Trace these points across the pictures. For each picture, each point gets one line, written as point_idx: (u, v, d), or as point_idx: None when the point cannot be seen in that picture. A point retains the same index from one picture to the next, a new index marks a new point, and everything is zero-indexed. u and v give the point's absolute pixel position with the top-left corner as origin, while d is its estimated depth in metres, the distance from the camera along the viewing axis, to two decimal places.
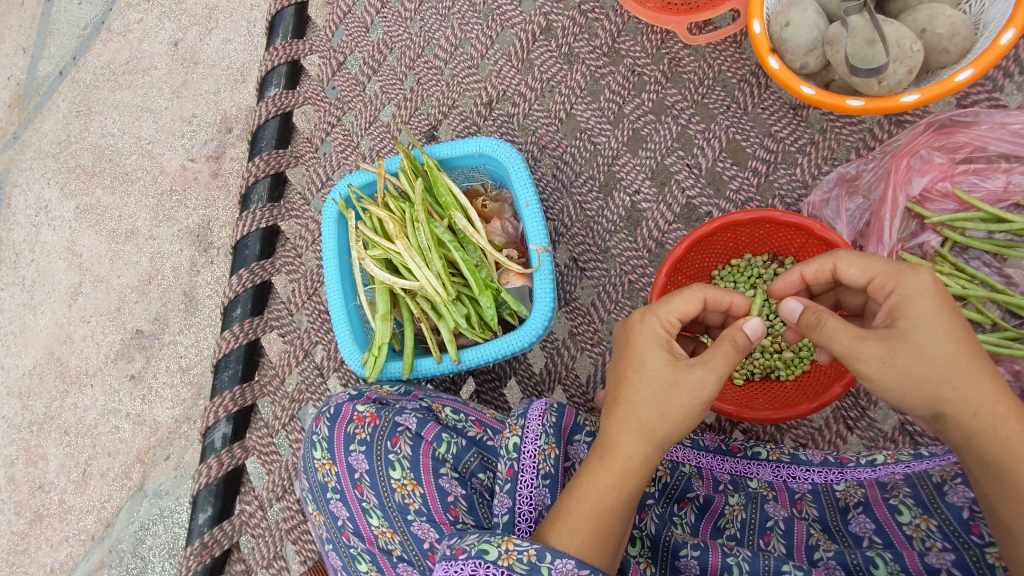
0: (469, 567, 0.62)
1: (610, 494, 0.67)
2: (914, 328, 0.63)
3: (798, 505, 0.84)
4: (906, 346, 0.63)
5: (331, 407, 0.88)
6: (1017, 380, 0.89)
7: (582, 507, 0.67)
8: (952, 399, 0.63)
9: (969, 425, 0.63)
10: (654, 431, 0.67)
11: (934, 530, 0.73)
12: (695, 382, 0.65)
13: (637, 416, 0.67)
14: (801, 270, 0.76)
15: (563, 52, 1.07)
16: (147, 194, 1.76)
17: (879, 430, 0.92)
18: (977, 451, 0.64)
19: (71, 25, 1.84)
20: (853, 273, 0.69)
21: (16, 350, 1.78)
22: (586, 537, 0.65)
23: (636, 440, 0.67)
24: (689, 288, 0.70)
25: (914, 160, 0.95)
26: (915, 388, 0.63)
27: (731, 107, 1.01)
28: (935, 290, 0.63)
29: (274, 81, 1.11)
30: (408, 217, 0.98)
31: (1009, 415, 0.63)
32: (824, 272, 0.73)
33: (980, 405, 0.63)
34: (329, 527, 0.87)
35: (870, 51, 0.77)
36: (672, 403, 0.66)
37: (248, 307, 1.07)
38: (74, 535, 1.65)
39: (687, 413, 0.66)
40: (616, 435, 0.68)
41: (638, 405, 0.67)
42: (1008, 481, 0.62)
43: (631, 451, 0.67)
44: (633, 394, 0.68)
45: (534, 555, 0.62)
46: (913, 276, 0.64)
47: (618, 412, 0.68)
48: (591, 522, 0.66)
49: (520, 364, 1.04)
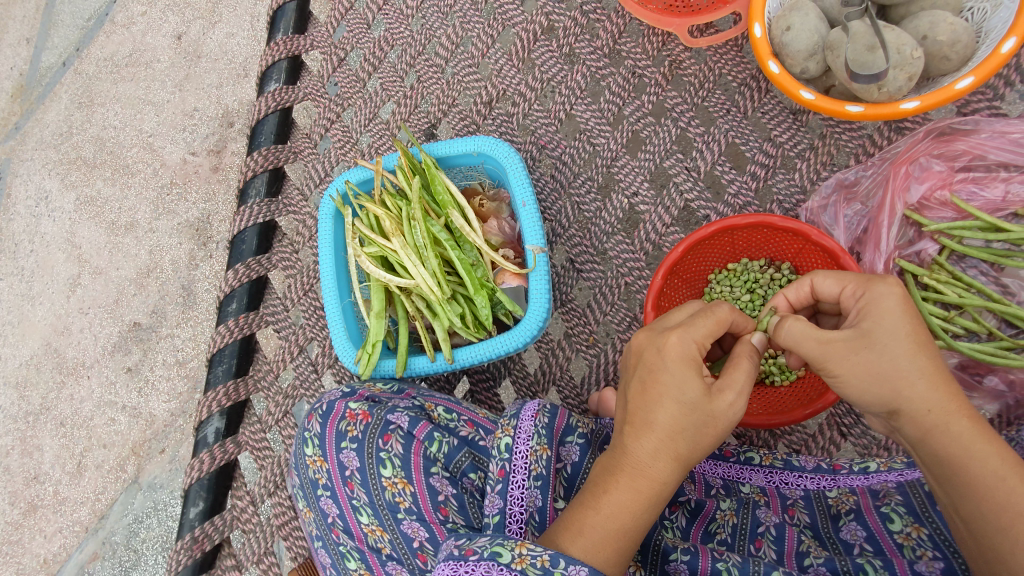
0: (481, 567, 0.62)
1: (645, 517, 0.67)
2: (878, 328, 0.64)
3: (789, 511, 0.83)
4: (872, 344, 0.64)
5: (324, 404, 0.88)
6: (1011, 391, 0.89)
7: (620, 531, 0.66)
8: (908, 396, 0.63)
9: (924, 422, 0.64)
10: (689, 456, 0.67)
11: (925, 538, 0.74)
12: (733, 407, 0.67)
13: (677, 443, 0.67)
14: (784, 294, 0.77)
15: (563, 52, 1.07)
16: (147, 187, 1.75)
17: (873, 437, 0.92)
18: (933, 448, 0.64)
19: (75, 16, 1.84)
20: (828, 285, 0.71)
21: (14, 340, 1.78)
22: (613, 555, 0.65)
23: (675, 467, 0.67)
24: (713, 312, 0.70)
25: (912, 167, 0.94)
26: (877, 384, 0.64)
27: (731, 110, 1.01)
28: (901, 296, 0.64)
29: (274, 76, 1.11)
30: (405, 215, 0.97)
31: (961, 413, 0.63)
32: (803, 295, 0.75)
33: (934, 401, 0.63)
34: (318, 524, 0.87)
35: (870, 57, 0.76)
36: (710, 429, 0.67)
37: (244, 302, 1.06)
38: (67, 527, 1.65)
39: (719, 435, 0.68)
40: (644, 455, 0.67)
41: (678, 432, 0.67)
42: (964, 476, 0.63)
43: (665, 475, 0.67)
44: (669, 421, 0.67)
45: (548, 560, 0.62)
46: (880, 283, 0.66)
47: (652, 437, 0.67)
48: (626, 543, 0.66)
49: (514, 365, 1.03)
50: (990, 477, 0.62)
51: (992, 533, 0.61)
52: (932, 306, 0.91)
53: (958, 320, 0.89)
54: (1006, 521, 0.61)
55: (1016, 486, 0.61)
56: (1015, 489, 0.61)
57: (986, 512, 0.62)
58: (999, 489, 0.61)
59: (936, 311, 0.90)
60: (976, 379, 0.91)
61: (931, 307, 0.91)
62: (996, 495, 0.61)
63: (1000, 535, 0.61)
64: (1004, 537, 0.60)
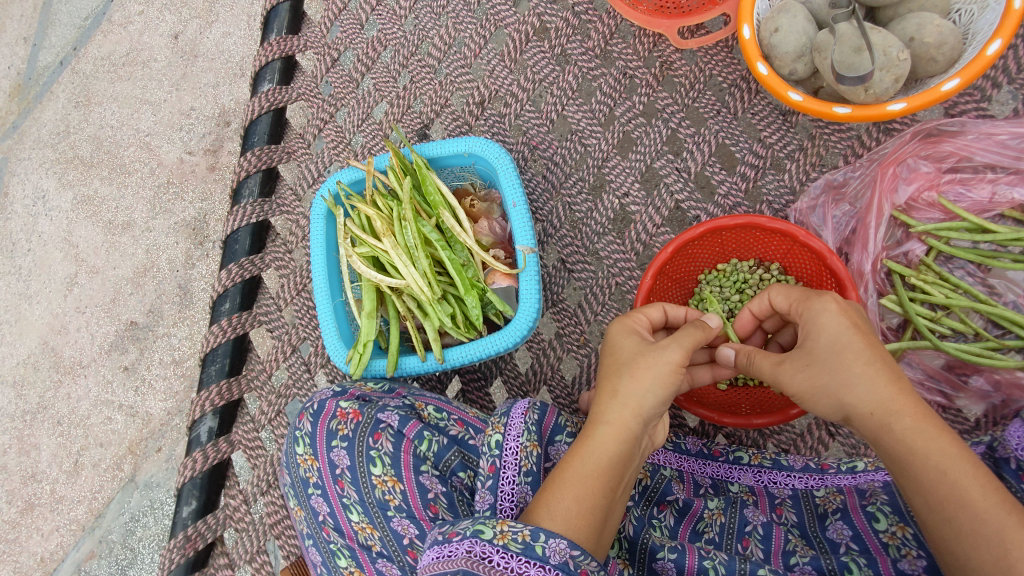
0: (464, 546, 0.62)
1: (589, 460, 0.69)
2: (819, 345, 0.68)
3: (777, 510, 0.84)
4: (814, 362, 0.68)
5: (315, 403, 0.89)
6: (997, 391, 0.90)
7: (557, 483, 0.68)
8: (852, 400, 0.65)
9: (871, 425, 0.65)
10: (626, 395, 0.71)
11: (910, 538, 0.74)
12: (662, 349, 0.71)
13: (612, 385, 0.72)
14: (748, 308, 0.85)
15: (555, 52, 1.07)
16: (143, 186, 1.76)
17: (861, 438, 0.92)
18: (885, 448, 0.64)
19: (72, 16, 1.84)
20: (781, 302, 0.77)
21: (10, 340, 1.79)
22: (571, 506, 0.66)
23: (611, 405, 0.71)
24: (653, 304, 0.82)
25: (900, 168, 0.95)
26: (823, 396, 0.67)
27: (722, 111, 1.01)
28: (837, 309, 0.68)
29: (268, 76, 1.11)
30: (395, 215, 0.98)
31: (904, 413, 0.63)
32: (764, 307, 0.81)
33: (874, 403, 0.64)
34: (309, 522, 0.87)
35: (856, 58, 0.76)
36: (640, 368, 0.71)
37: (237, 301, 1.07)
38: (64, 526, 1.66)
39: (656, 373, 0.70)
40: (599, 405, 0.72)
41: (614, 377, 0.73)
42: (912, 475, 0.62)
43: (612, 417, 0.70)
44: (615, 377, 0.73)
45: (528, 534, 0.62)
46: (818, 301, 0.70)
47: (604, 392, 0.73)
48: (570, 490, 0.67)
49: (506, 365, 1.04)
50: (933, 473, 0.61)
51: (938, 527, 0.61)
52: (919, 306, 0.92)
53: (944, 320, 0.90)
54: (950, 515, 0.60)
55: (959, 481, 0.60)
56: (956, 481, 0.60)
57: (931, 505, 0.61)
58: (942, 486, 0.61)
59: (922, 311, 0.91)
60: (963, 380, 0.92)
61: (918, 307, 0.92)
62: (939, 491, 0.61)
63: (945, 528, 0.61)
64: (949, 530, 0.61)
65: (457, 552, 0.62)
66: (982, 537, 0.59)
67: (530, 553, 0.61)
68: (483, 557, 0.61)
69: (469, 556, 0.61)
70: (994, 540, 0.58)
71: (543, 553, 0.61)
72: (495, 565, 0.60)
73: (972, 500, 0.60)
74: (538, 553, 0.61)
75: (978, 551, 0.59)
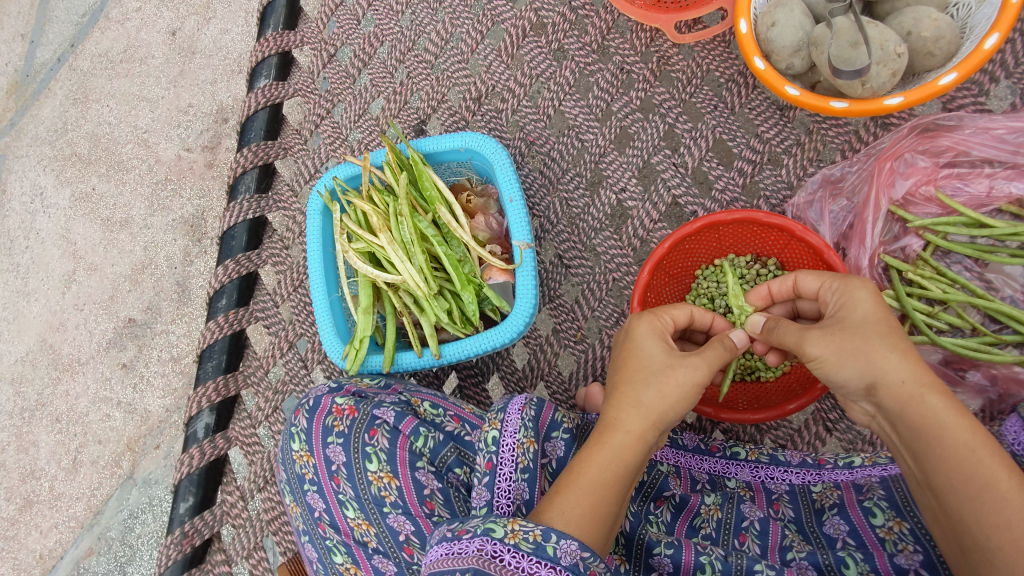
0: (475, 544, 0.62)
1: (604, 466, 0.68)
2: (852, 318, 0.68)
3: (775, 505, 0.84)
4: (848, 329, 0.68)
5: (311, 399, 0.88)
6: (993, 385, 0.90)
7: (581, 480, 0.68)
8: (883, 366, 0.64)
9: (899, 394, 0.64)
10: (650, 406, 0.70)
11: (907, 532, 0.73)
12: (690, 366, 0.72)
13: (635, 393, 0.71)
14: (768, 284, 0.86)
15: (551, 48, 1.07)
16: (141, 183, 1.76)
17: (857, 433, 0.92)
18: (910, 419, 0.63)
19: (70, 12, 1.84)
20: (809, 282, 0.77)
21: (9, 337, 1.78)
22: (585, 511, 0.66)
23: (633, 415, 0.70)
24: (681, 303, 0.80)
25: (897, 163, 0.95)
26: (851, 360, 0.66)
27: (719, 106, 1.01)
28: (873, 292, 0.69)
29: (264, 72, 1.10)
30: (392, 210, 0.98)
31: (933, 387, 0.63)
32: (786, 287, 0.82)
33: (906, 371, 0.63)
34: (305, 519, 0.87)
35: (853, 53, 0.77)
36: (668, 383, 0.71)
37: (233, 297, 1.07)
38: (63, 522, 1.66)
39: (683, 391, 0.71)
40: (617, 411, 0.71)
41: (639, 386, 0.72)
42: (938, 449, 0.61)
43: (631, 427, 0.70)
44: (636, 387, 0.72)
45: (539, 535, 0.61)
46: (855, 283, 0.71)
47: (628, 399, 0.71)
48: (585, 495, 0.67)
49: (503, 361, 1.04)
50: (959, 449, 0.60)
51: (958, 504, 0.60)
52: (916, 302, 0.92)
53: (941, 315, 0.90)
54: (972, 492, 0.60)
55: (984, 458, 0.60)
56: (983, 460, 0.60)
57: (954, 483, 0.61)
58: (968, 462, 0.60)
59: (920, 306, 0.91)
60: (959, 374, 0.92)
61: (915, 302, 0.92)
62: (964, 467, 0.60)
63: (967, 506, 0.60)
64: (970, 509, 0.60)
65: (468, 550, 0.62)
66: (1004, 516, 0.58)
67: (541, 554, 0.61)
68: (493, 556, 0.61)
69: (480, 553, 0.61)
70: (1017, 521, 0.57)
71: (554, 554, 0.60)
72: (507, 565, 0.60)
73: (995, 479, 0.59)
74: (549, 553, 0.60)
75: (999, 529, 0.58)
